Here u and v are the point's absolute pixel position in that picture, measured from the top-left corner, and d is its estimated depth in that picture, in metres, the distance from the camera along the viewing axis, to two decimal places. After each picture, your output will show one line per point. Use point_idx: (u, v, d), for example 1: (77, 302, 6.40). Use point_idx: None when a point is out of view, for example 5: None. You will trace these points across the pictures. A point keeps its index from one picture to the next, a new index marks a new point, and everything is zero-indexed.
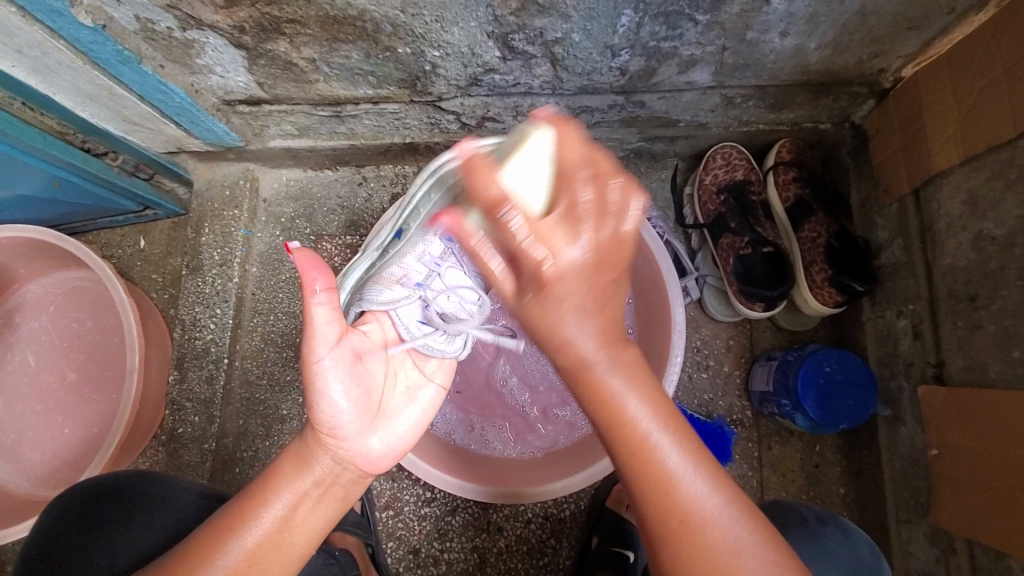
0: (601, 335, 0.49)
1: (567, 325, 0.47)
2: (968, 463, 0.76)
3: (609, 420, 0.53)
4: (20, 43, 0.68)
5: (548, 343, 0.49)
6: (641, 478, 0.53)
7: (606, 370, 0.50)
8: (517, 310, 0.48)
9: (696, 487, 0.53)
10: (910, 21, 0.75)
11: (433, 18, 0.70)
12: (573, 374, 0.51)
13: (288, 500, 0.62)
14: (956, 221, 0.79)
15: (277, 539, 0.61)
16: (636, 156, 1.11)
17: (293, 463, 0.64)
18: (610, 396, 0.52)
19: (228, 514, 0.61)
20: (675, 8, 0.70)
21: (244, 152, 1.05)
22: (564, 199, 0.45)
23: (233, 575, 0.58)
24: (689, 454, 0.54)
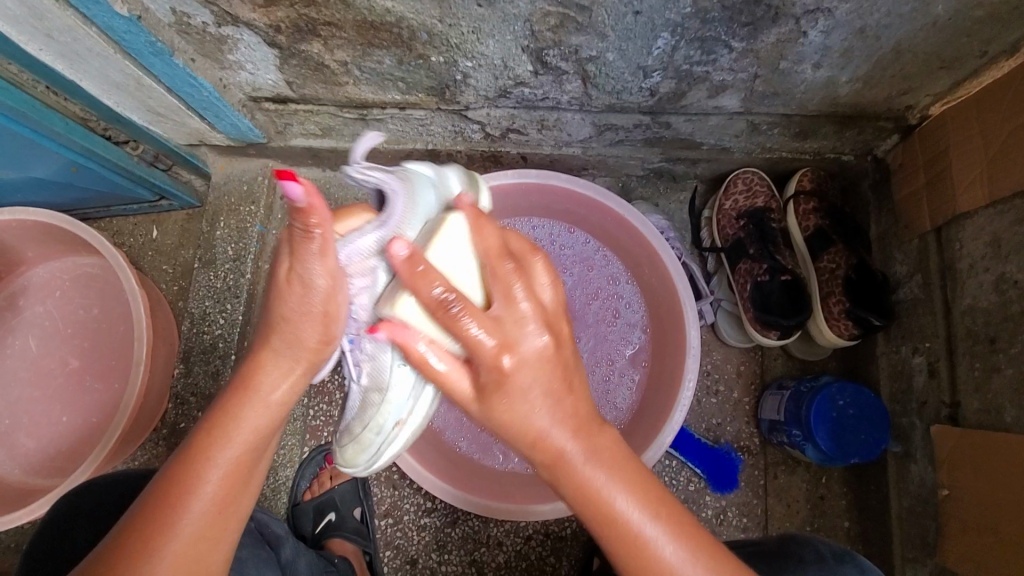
0: (568, 431, 0.53)
1: (541, 422, 0.52)
2: (979, 506, 0.75)
3: (591, 513, 0.53)
4: (52, 28, 0.68)
5: (525, 442, 0.53)
6: (629, 565, 0.53)
7: (570, 455, 0.53)
8: (479, 408, 0.51)
9: (666, 550, 0.52)
10: (942, 62, 0.76)
11: (470, 29, 0.70)
12: (556, 475, 0.54)
13: (244, 439, 0.54)
14: (978, 263, 0.79)
15: (238, 477, 0.54)
16: (657, 177, 1.11)
17: (234, 393, 0.54)
18: (592, 492, 0.52)
19: (182, 461, 0.53)
20: (712, 34, 0.70)
21: (265, 148, 1.05)
22: (497, 289, 0.51)
23: (206, 521, 0.53)
24: (662, 524, 0.53)
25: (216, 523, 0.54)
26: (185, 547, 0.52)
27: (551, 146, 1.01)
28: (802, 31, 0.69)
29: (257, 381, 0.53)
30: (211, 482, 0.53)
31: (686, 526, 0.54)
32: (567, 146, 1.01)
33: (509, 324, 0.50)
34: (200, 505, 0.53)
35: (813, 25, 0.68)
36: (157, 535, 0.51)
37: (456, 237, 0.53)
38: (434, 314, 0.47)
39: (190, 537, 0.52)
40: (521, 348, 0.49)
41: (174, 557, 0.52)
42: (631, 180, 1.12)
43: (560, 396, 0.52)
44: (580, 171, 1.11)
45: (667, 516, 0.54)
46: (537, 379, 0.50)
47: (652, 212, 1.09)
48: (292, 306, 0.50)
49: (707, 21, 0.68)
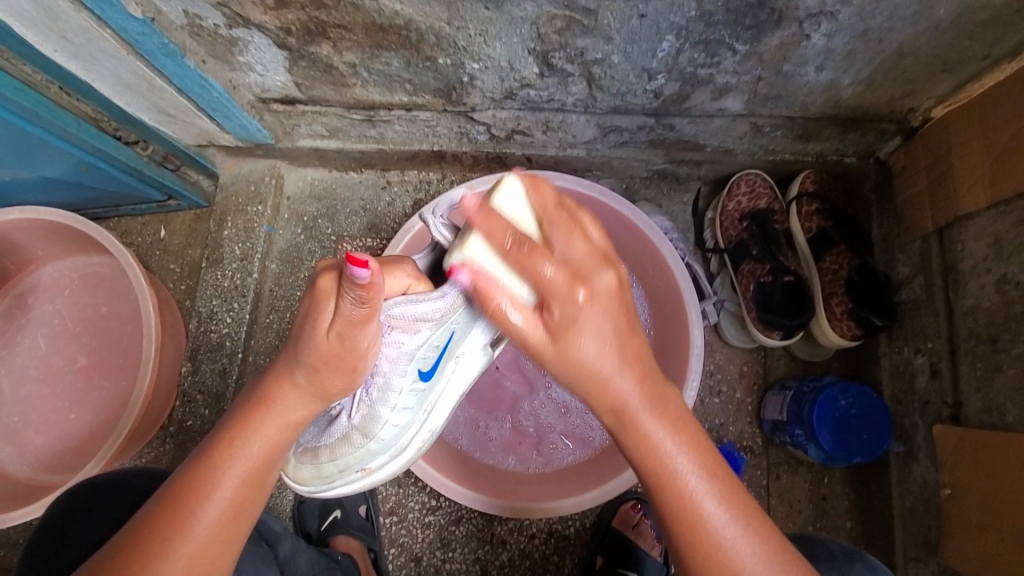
0: (632, 378, 0.54)
1: (608, 368, 0.53)
2: (981, 505, 0.76)
3: (648, 463, 0.55)
4: (67, 30, 0.70)
5: (589, 387, 0.54)
6: (676, 520, 0.55)
7: (641, 413, 0.55)
8: (556, 351, 0.52)
9: (711, 508, 0.54)
10: (943, 64, 0.76)
11: (477, 32, 0.71)
12: (616, 421, 0.56)
13: (261, 447, 0.56)
14: (980, 263, 0.80)
15: (253, 484, 0.56)
16: (660, 178, 1.12)
17: (254, 405, 0.56)
18: (656, 454, 0.55)
19: (198, 464, 0.55)
20: (716, 37, 0.71)
21: (272, 149, 1.06)
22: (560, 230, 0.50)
23: (216, 525, 0.54)
24: (726, 500, 0.55)
25: (228, 525, 0.55)
26: (197, 548, 0.53)
27: (555, 148, 1.02)
28: (805, 34, 0.70)
29: (277, 398, 0.56)
30: (226, 486, 0.55)
31: (734, 488, 0.56)
32: (572, 147, 1.02)
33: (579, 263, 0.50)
34: (214, 507, 0.54)
35: (816, 28, 0.69)
36: (170, 534, 0.52)
37: (516, 190, 0.51)
38: (507, 255, 0.48)
39: (200, 541, 0.53)
40: (595, 285, 0.50)
41: (184, 557, 0.52)
42: (635, 182, 1.13)
43: (624, 349, 0.53)
44: (584, 173, 1.12)
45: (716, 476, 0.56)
46: (601, 328, 0.51)
47: (655, 213, 1.10)
48: (319, 351, 0.52)
49: (711, 24, 0.69)
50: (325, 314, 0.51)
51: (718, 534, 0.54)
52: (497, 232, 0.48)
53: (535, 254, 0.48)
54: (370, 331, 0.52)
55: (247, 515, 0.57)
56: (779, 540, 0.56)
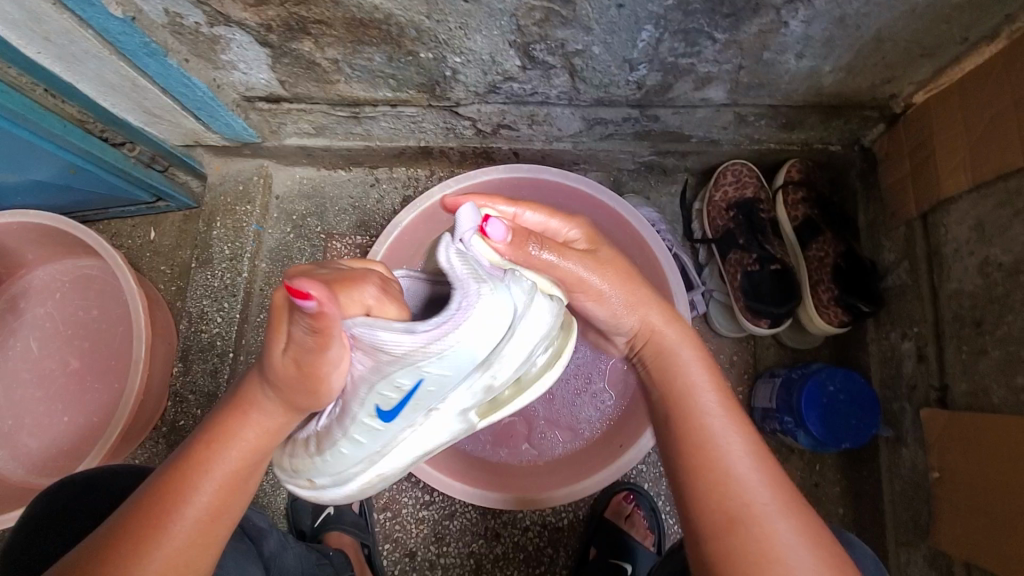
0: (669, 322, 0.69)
1: (640, 313, 0.69)
2: (969, 486, 0.76)
3: (671, 383, 0.66)
4: (48, 31, 0.70)
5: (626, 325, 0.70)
6: (693, 439, 0.60)
7: (674, 344, 0.68)
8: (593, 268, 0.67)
9: (721, 427, 0.60)
10: (923, 49, 0.77)
11: (457, 25, 0.72)
12: (656, 355, 0.69)
13: (238, 454, 0.55)
14: (963, 247, 0.80)
15: (234, 485, 0.56)
16: (647, 170, 1.12)
17: (232, 410, 0.55)
18: (679, 376, 0.66)
19: (180, 462, 0.55)
20: (695, 26, 0.72)
21: (259, 148, 1.06)
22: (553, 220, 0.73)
23: (197, 522, 0.54)
24: (737, 428, 0.61)
25: (207, 527, 0.55)
26: (176, 549, 0.53)
27: (541, 141, 1.03)
28: (783, 22, 0.71)
29: (252, 406, 0.54)
30: (206, 486, 0.54)
31: (755, 436, 0.61)
32: (558, 141, 1.02)
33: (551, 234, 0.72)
34: (193, 509, 0.54)
35: (794, 14, 0.69)
36: (150, 534, 0.53)
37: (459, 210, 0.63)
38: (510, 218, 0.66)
39: (179, 538, 0.53)
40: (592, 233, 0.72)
41: (161, 557, 0.52)
42: (622, 174, 1.13)
43: (636, 300, 0.69)
44: (571, 166, 1.12)
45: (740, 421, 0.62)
46: (602, 277, 0.68)
47: (643, 205, 1.10)
48: (279, 372, 0.49)
49: (689, 13, 0.69)
50: (282, 333, 0.46)
51: (733, 461, 0.58)
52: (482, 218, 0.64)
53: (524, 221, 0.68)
54: (326, 364, 0.47)
55: (229, 514, 0.57)
56: (792, 490, 0.57)
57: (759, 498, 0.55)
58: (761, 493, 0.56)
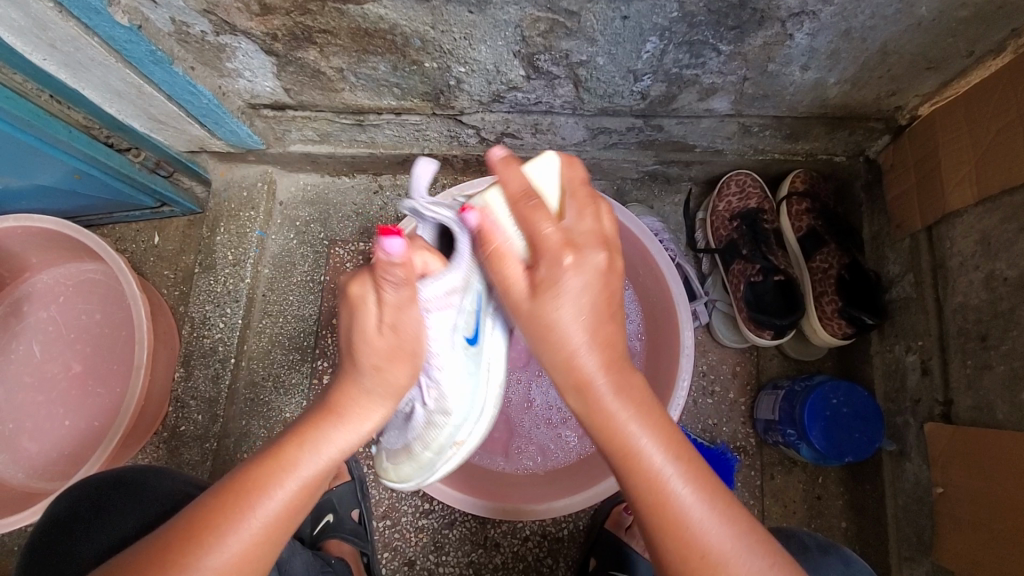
0: (606, 368, 0.53)
1: (576, 339, 0.52)
2: (972, 502, 0.76)
3: (611, 448, 0.54)
4: (55, 38, 0.70)
5: (558, 356, 0.53)
6: (639, 495, 0.53)
7: (608, 391, 0.53)
8: (529, 306, 0.52)
9: (680, 490, 0.53)
10: (928, 62, 0.77)
11: (462, 35, 0.72)
12: (591, 420, 0.54)
13: (326, 457, 0.54)
14: (968, 260, 0.80)
15: (308, 493, 0.55)
16: (651, 180, 1.12)
17: (323, 416, 0.55)
18: (619, 434, 0.53)
19: (249, 470, 0.54)
20: (700, 38, 0.71)
21: (264, 155, 1.07)
22: (571, 203, 0.57)
23: (264, 528, 0.53)
24: (694, 481, 0.53)
25: (280, 523, 0.54)
26: (251, 543, 0.53)
27: (545, 150, 1.03)
28: (788, 34, 0.71)
29: (348, 408, 0.54)
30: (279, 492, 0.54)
31: (699, 467, 0.55)
32: (561, 150, 1.03)
33: (579, 235, 0.53)
34: (269, 506, 0.53)
35: (799, 27, 0.69)
36: (226, 527, 0.52)
37: (552, 166, 0.60)
38: (516, 205, 0.53)
39: (245, 544, 0.53)
40: (585, 254, 0.52)
41: (233, 551, 0.52)
42: (626, 183, 1.13)
43: (604, 327, 0.53)
44: None
45: (691, 466, 0.54)
46: (587, 299, 0.52)
47: (646, 214, 1.10)
48: (374, 349, 0.52)
49: (694, 25, 0.69)
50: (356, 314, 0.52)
51: (683, 512, 0.52)
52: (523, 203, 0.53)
53: (540, 211, 0.52)
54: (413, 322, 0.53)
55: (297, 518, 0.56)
56: (766, 536, 0.54)
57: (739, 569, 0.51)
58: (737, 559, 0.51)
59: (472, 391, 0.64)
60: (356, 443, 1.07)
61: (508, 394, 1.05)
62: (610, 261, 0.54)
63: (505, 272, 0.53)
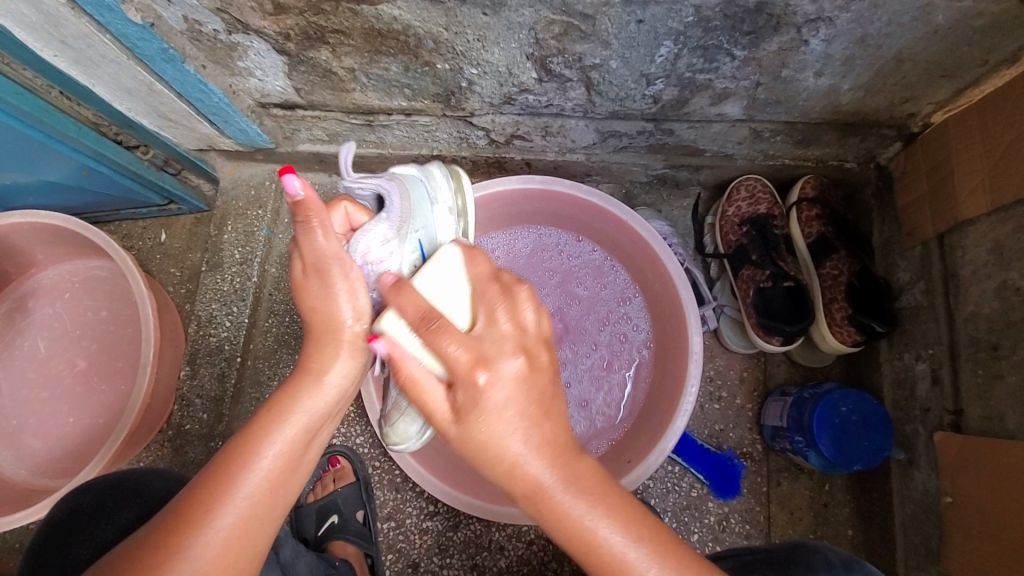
0: (550, 467, 0.51)
1: (511, 449, 0.51)
2: (981, 513, 0.75)
3: (570, 544, 0.51)
4: (67, 35, 0.70)
5: (499, 469, 0.51)
6: None
7: (558, 491, 0.51)
8: (460, 428, 0.51)
9: (649, 571, 0.51)
10: (942, 70, 0.76)
11: (475, 37, 0.71)
12: (544, 520, 0.52)
13: (299, 422, 0.56)
14: (980, 270, 0.80)
15: (291, 462, 0.56)
16: (660, 184, 1.11)
17: (297, 374, 0.58)
18: (577, 532, 0.51)
19: (236, 443, 0.55)
20: (714, 43, 0.71)
21: (272, 154, 1.06)
22: (481, 310, 0.54)
23: (254, 505, 0.54)
24: (662, 558, 0.51)
25: (267, 499, 0.55)
26: (239, 519, 0.53)
27: (555, 152, 1.02)
28: (803, 40, 0.70)
29: (318, 363, 0.58)
30: (266, 461, 0.54)
31: (666, 546, 0.52)
32: (571, 152, 1.02)
33: (489, 345, 0.51)
34: (252, 480, 0.54)
35: (814, 33, 0.69)
36: (212, 504, 0.52)
37: (451, 256, 0.64)
38: (418, 331, 0.52)
39: (233, 522, 0.53)
40: (498, 366, 0.50)
41: (223, 532, 0.52)
42: (634, 187, 1.13)
43: (538, 433, 0.51)
44: (583, 178, 1.12)
45: (659, 543, 0.52)
46: (514, 406, 0.50)
47: (655, 218, 1.10)
48: (312, 297, 0.57)
49: (709, 29, 0.69)
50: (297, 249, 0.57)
51: None
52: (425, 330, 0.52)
53: (444, 330, 0.51)
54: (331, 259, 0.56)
55: (287, 496, 0.56)
56: None
57: None
58: None
59: None
60: (362, 443, 1.06)
61: None
62: (531, 362, 0.52)
63: (429, 400, 0.53)
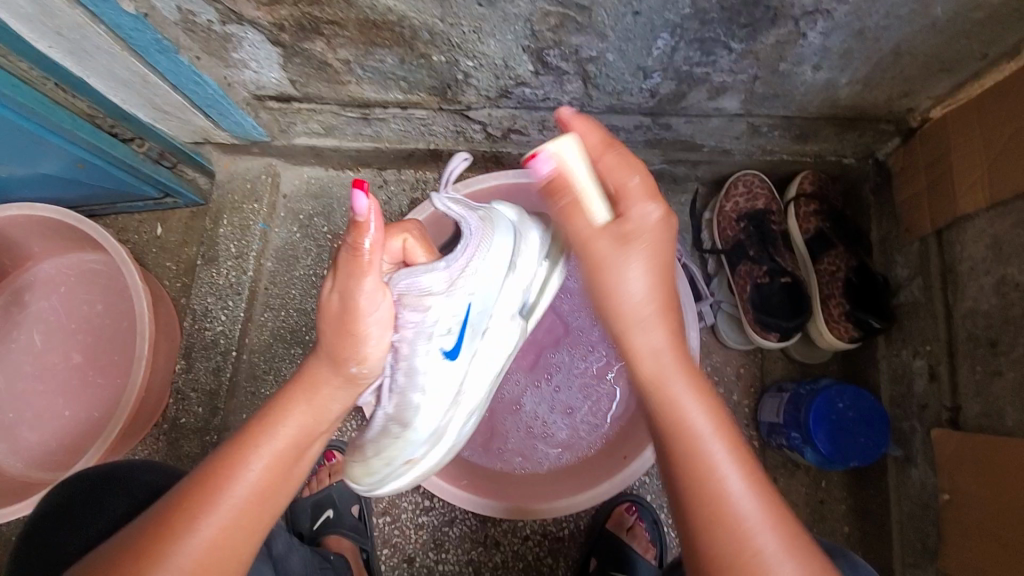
0: (664, 328, 0.57)
1: (641, 307, 0.57)
2: (979, 509, 0.75)
3: (658, 406, 0.56)
4: (61, 26, 0.70)
5: (614, 313, 0.58)
6: (676, 456, 0.55)
7: (663, 355, 0.57)
8: (591, 253, 0.57)
9: (718, 455, 0.54)
10: (941, 64, 0.76)
11: (471, 28, 0.71)
12: (641, 379, 0.58)
13: (288, 434, 0.57)
14: (979, 265, 0.79)
15: (278, 474, 0.56)
16: (657, 179, 1.11)
17: (297, 388, 0.58)
18: (669, 395, 0.56)
19: (225, 453, 0.56)
20: (711, 35, 0.71)
21: (268, 147, 1.06)
22: (635, 171, 0.57)
23: (236, 515, 0.54)
24: (734, 454, 0.55)
25: (253, 510, 0.55)
26: (222, 528, 0.53)
27: None
28: (801, 33, 0.70)
29: (317, 382, 0.58)
30: (253, 472, 0.55)
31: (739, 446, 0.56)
32: None
33: (633, 189, 0.57)
34: (238, 491, 0.54)
35: (812, 26, 0.68)
36: (198, 511, 0.52)
37: (569, 151, 0.56)
38: (595, 159, 0.58)
39: (216, 531, 0.53)
40: (642, 210, 0.57)
41: (203, 540, 0.52)
42: None
43: (659, 292, 0.58)
44: None
45: (733, 440, 0.56)
46: (642, 253, 0.57)
47: None
48: (328, 334, 0.57)
49: (706, 22, 0.68)
50: (335, 275, 0.55)
51: (717, 476, 0.53)
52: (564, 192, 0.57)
53: (619, 163, 0.57)
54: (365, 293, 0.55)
55: (271, 509, 0.56)
56: (796, 525, 0.53)
57: (769, 548, 0.51)
58: (766, 536, 0.51)
59: (443, 407, 0.66)
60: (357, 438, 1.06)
61: (508, 391, 1.03)
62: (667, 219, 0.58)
63: (577, 226, 0.57)
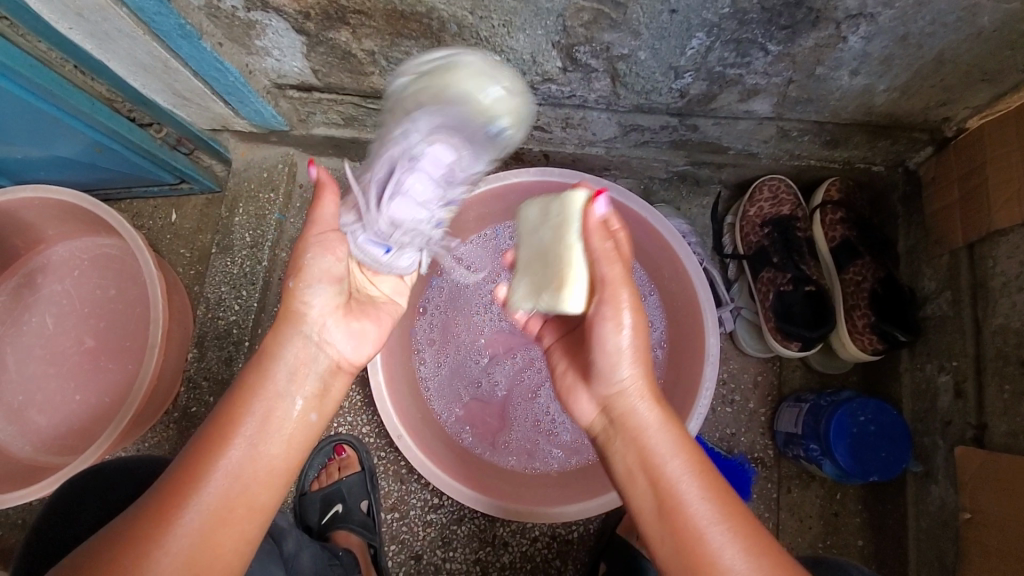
0: (641, 379, 0.61)
1: (635, 383, 0.61)
2: (1001, 531, 0.74)
3: (636, 454, 0.60)
4: (82, 7, 0.68)
5: (602, 365, 0.62)
6: (654, 506, 0.57)
7: (639, 401, 0.61)
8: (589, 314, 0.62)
9: (696, 505, 0.56)
10: (984, 74, 0.73)
11: (501, 22, 0.69)
12: (620, 427, 0.61)
13: (259, 411, 0.58)
14: (1012, 282, 0.77)
15: (255, 459, 0.56)
16: (680, 181, 1.09)
17: (260, 362, 0.61)
18: (647, 444, 0.59)
19: (199, 442, 0.56)
20: (748, 36, 0.68)
21: (287, 136, 1.05)
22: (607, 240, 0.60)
23: (215, 506, 0.54)
24: (712, 498, 0.56)
25: (233, 499, 0.55)
26: (204, 518, 0.53)
27: (574, 145, 1.00)
28: (841, 37, 0.68)
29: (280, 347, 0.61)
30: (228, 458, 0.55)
31: (746, 526, 0.55)
32: (591, 146, 1.00)
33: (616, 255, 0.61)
34: (213, 478, 0.54)
35: (854, 30, 0.66)
36: (176, 504, 0.53)
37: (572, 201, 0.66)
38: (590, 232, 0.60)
39: (199, 523, 0.53)
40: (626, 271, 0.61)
41: (187, 532, 0.52)
42: (654, 183, 1.11)
43: (640, 347, 0.61)
44: (601, 172, 1.10)
45: (715, 486, 0.57)
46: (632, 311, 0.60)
47: (674, 216, 1.08)
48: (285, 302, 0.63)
49: (745, 22, 0.66)
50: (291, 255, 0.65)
51: (695, 522, 0.55)
52: (603, 237, 0.60)
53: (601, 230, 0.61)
54: (306, 251, 0.64)
55: (251, 499, 0.56)
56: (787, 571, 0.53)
57: None
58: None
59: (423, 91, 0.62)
60: (367, 433, 1.05)
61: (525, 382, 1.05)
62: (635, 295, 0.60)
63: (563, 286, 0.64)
